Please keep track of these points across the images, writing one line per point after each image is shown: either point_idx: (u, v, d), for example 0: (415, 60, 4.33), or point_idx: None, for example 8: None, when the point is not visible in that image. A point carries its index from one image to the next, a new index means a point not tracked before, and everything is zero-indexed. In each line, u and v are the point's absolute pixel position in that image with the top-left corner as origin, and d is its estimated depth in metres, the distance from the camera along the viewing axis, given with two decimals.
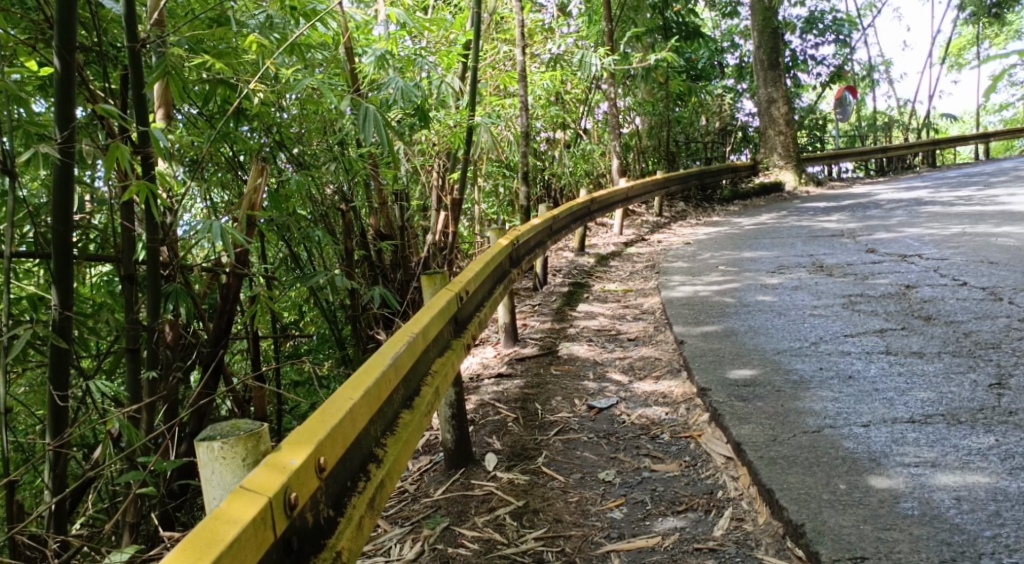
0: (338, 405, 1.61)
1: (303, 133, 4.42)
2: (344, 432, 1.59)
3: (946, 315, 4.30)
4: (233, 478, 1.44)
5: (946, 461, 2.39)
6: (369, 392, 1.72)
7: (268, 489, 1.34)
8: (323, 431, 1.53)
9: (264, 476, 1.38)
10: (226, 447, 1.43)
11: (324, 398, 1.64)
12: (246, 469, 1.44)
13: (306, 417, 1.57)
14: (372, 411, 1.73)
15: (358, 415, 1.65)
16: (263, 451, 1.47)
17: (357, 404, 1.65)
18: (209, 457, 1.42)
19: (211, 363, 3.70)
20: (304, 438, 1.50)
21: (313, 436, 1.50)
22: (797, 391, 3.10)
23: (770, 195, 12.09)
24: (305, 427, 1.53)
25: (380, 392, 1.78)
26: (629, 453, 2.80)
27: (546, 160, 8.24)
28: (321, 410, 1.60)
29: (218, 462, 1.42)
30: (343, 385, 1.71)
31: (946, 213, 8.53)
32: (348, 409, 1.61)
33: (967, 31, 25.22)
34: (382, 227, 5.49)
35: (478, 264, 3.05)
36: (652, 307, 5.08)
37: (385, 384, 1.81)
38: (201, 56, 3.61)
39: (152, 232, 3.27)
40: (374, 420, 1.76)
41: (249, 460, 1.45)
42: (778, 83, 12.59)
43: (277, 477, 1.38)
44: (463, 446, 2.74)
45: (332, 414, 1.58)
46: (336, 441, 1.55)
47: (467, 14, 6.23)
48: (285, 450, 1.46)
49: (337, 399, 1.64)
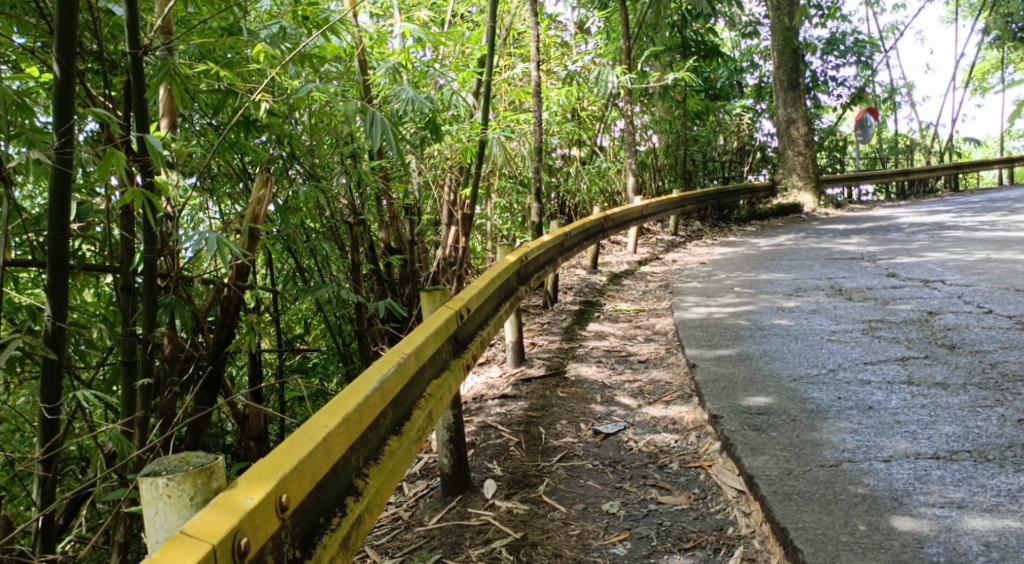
0: (310, 433, 1.50)
1: (314, 145, 4.32)
2: (315, 464, 1.47)
3: (971, 344, 4.14)
4: (178, 518, 1.32)
5: (974, 503, 2.24)
6: (348, 419, 1.60)
7: (214, 535, 1.22)
8: (289, 465, 1.41)
9: (211, 518, 1.26)
10: (171, 484, 1.32)
11: (296, 425, 1.53)
12: (192, 509, 1.33)
13: (273, 447, 1.46)
14: (351, 439, 1.61)
15: (333, 445, 1.54)
16: (214, 489, 1.36)
17: (332, 433, 1.53)
18: (153, 495, 1.31)
19: (208, 380, 3.59)
20: (265, 473, 1.38)
21: (275, 471, 1.38)
22: (814, 421, 2.95)
23: (788, 217, 11.93)
24: (269, 459, 1.41)
25: (362, 419, 1.66)
26: (635, 483, 2.66)
27: (560, 176, 8.14)
28: (290, 439, 1.48)
29: (162, 500, 1.31)
30: (320, 411, 1.60)
31: (970, 238, 8.36)
32: (320, 439, 1.50)
33: (992, 55, 24.96)
34: (392, 241, 5.39)
35: (482, 281, 2.93)
36: (665, 328, 4.94)
37: (370, 408, 1.70)
38: (208, 63, 3.52)
39: (150, 240, 3.15)
40: (355, 448, 1.65)
41: (196, 499, 1.34)
42: (798, 104, 12.45)
43: (226, 519, 1.26)
44: (460, 471, 2.61)
45: (302, 444, 1.47)
46: (304, 476, 1.44)
47: (482, 29, 6.15)
48: (242, 486, 1.34)
49: (311, 428, 1.53)
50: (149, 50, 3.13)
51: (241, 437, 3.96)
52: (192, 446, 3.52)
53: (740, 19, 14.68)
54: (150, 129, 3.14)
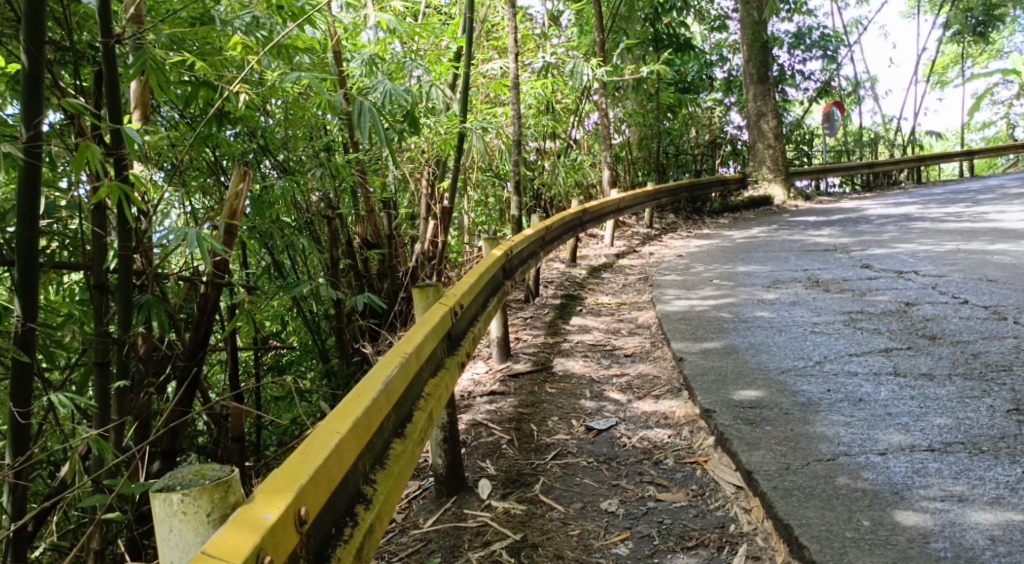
0: (322, 441, 1.45)
1: (289, 138, 4.20)
2: (329, 473, 1.43)
3: (951, 334, 4.16)
4: (194, 536, 1.29)
5: (975, 496, 2.23)
6: (357, 424, 1.55)
7: (237, 554, 1.18)
8: (305, 476, 1.36)
9: (233, 536, 1.21)
10: (187, 500, 1.28)
11: (306, 433, 1.48)
12: (210, 526, 1.30)
13: (286, 457, 1.41)
14: (362, 445, 1.57)
15: (345, 451, 1.49)
16: (232, 503, 1.33)
17: (344, 439, 1.48)
18: (168, 512, 1.28)
19: (187, 381, 3.48)
20: (281, 485, 1.33)
21: (293, 482, 1.34)
22: (806, 414, 2.94)
23: (759, 209, 12.00)
24: (283, 470, 1.37)
25: (370, 423, 1.61)
26: (631, 480, 2.62)
27: (536, 169, 8.07)
28: (303, 448, 1.43)
29: (178, 518, 1.27)
30: (328, 416, 1.55)
31: (938, 229, 8.47)
32: (333, 446, 1.45)
33: (951, 49, 25.36)
34: (369, 235, 5.30)
35: (471, 277, 2.88)
36: (648, 321, 4.91)
37: (376, 412, 1.65)
38: (182, 54, 3.38)
39: (125, 238, 3.04)
40: (364, 454, 1.59)
41: (213, 515, 1.30)
42: (767, 97, 12.52)
43: (248, 536, 1.21)
44: (455, 471, 2.55)
45: (315, 453, 1.42)
46: (320, 485, 1.39)
47: (458, 20, 6.05)
48: (260, 501, 1.30)
49: (322, 434, 1.48)
50: (121, 40, 3.01)
51: (219, 439, 3.85)
52: (171, 449, 3.41)
53: (709, 13, 14.71)
54: (124, 120, 3.03)
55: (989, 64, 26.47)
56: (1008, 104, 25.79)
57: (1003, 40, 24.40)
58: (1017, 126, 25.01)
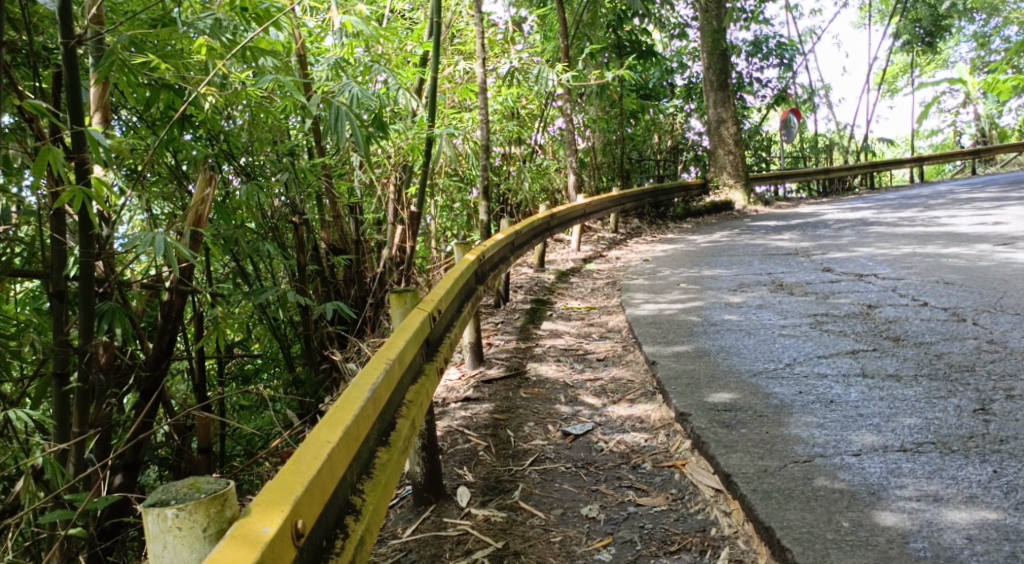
0: (315, 450, 1.43)
1: (253, 143, 4.11)
2: (322, 485, 1.40)
3: (915, 335, 4.24)
4: (190, 552, 1.24)
5: (949, 495, 2.27)
6: (348, 433, 1.53)
7: None
8: (300, 487, 1.34)
9: (233, 551, 1.18)
10: (182, 515, 1.24)
11: (297, 443, 1.45)
12: (206, 542, 1.25)
13: (279, 467, 1.39)
14: (352, 453, 1.55)
15: (336, 461, 1.46)
16: (228, 518, 1.29)
17: (336, 450, 1.46)
18: (162, 528, 1.23)
19: (149, 393, 3.38)
20: (277, 498, 1.31)
21: (288, 495, 1.31)
22: (780, 416, 2.96)
23: (720, 214, 12.13)
24: (278, 482, 1.34)
25: (359, 432, 1.59)
26: (610, 485, 2.61)
27: (501, 174, 8.05)
28: (296, 458, 1.41)
29: (172, 533, 1.23)
30: (318, 425, 1.52)
31: (893, 233, 8.65)
32: (325, 457, 1.43)
33: (901, 59, 25.97)
34: (336, 241, 5.23)
35: (446, 281, 2.86)
36: (618, 326, 4.92)
37: (364, 421, 1.62)
38: (146, 56, 3.29)
39: (86, 244, 2.94)
40: (352, 463, 1.57)
41: (209, 530, 1.26)
42: (727, 104, 12.68)
43: (249, 551, 1.19)
44: (434, 479, 2.52)
45: (308, 463, 1.39)
46: (314, 497, 1.37)
47: (423, 25, 6.01)
48: (256, 514, 1.27)
49: (313, 443, 1.45)
50: (83, 40, 2.93)
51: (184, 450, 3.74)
52: (134, 462, 3.32)
53: (669, 21, 14.86)
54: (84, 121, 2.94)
55: (937, 73, 27.17)
56: (955, 111, 26.48)
57: (950, 50, 25.06)
58: (964, 133, 25.70)
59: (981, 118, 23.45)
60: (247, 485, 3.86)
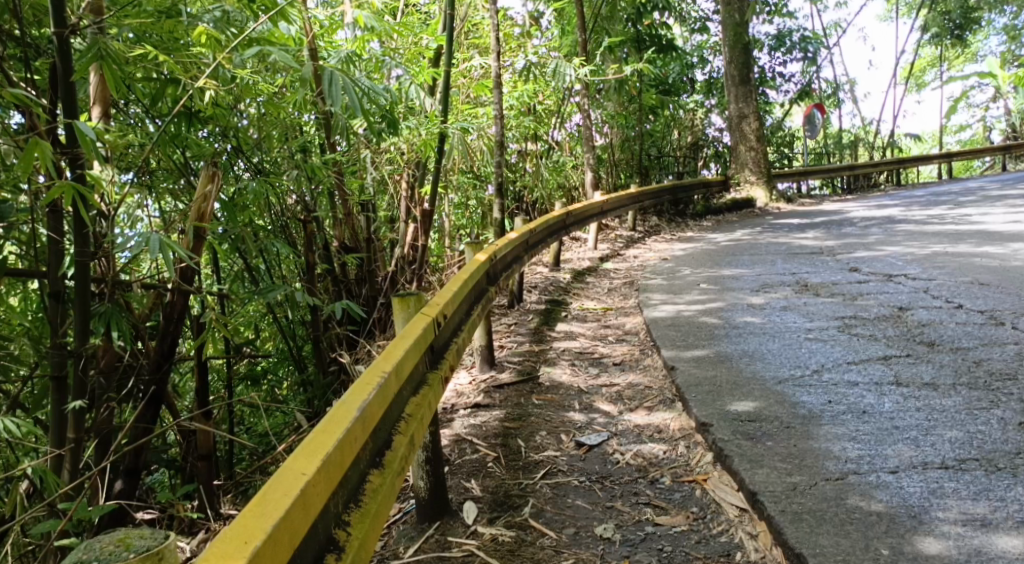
0: (284, 488, 1.30)
1: (263, 138, 3.94)
2: (291, 527, 1.27)
3: (950, 340, 4.03)
4: None
5: (998, 519, 2.09)
6: (327, 464, 1.40)
7: None
8: (261, 534, 1.21)
9: None
10: None
11: (266, 479, 1.33)
12: None
13: (240, 510, 1.27)
14: (333, 483, 1.42)
15: (312, 498, 1.33)
16: None
17: (310, 485, 1.33)
18: None
19: (149, 398, 3.21)
20: (233, 548, 1.19)
21: (246, 544, 1.19)
22: (809, 427, 2.79)
23: (742, 211, 11.89)
24: (237, 529, 1.22)
25: (342, 460, 1.45)
26: (626, 501, 2.44)
27: (517, 171, 7.87)
28: (262, 497, 1.29)
29: None
30: (294, 454, 1.40)
31: (922, 231, 8.39)
32: (296, 495, 1.30)
33: (927, 53, 25.48)
34: (347, 239, 5.05)
35: (454, 284, 2.69)
36: (636, 327, 4.75)
37: (350, 446, 1.49)
38: (146, 48, 3.10)
39: (81, 243, 2.78)
40: (334, 495, 1.43)
41: None
42: (749, 99, 12.42)
43: None
44: (438, 494, 2.37)
45: (275, 504, 1.27)
46: (281, 542, 1.24)
47: (437, 17, 5.83)
48: None
49: (284, 478, 1.33)
50: (75, 28, 2.75)
51: (185, 457, 3.56)
52: (133, 470, 3.17)
53: (689, 15, 14.59)
54: (81, 117, 2.80)
55: (964, 68, 26.65)
56: (983, 106, 25.94)
57: (978, 44, 24.56)
58: (993, 128, 25.17)
59: (1010, 114, 22.95)
60: (250, 492, 3.73)
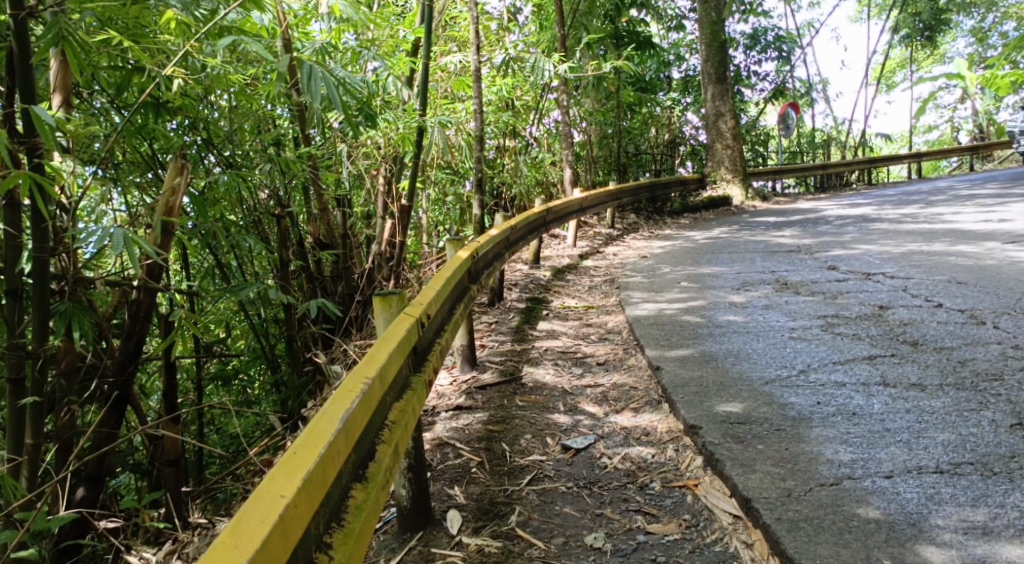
0: (260, 515, 1.21)
1: (235, 130, 3.80)
2: (268, 558, 1.18)
3: (934, 340, 4.00)
4: None
5: (999, 527, 2.05)
6: (308, 484, 1.30)
7: None
8: None
9: None
10: None
11: (241, 505, 1.24)
12: None
13: (213, 541, 1.18)
14: (314, 505, 1.33)
15: (291, 523, 1.24)
16: None
17: (289, 509, 1.24)
18: None
19: (112, 401, 3.07)
20: None
21: None
22: (800, 430, 2.72)
23: (718, 209, 11.89)
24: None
25: (324, 479, 1.36)
26: (616, 508, 2.36)
27: (496, 167, 7.78)
28: (236, 525, 1.20)
29: None
30: (271, 475, 1.30)
31: (897, 230, 8.42)
32: (275, 521, 1.20)
33: (897, 54, 25.76)
34: (323, 235, 4.84)
35: (437, 282, 2.60)
36: (618, 326, 4.68)
37: (332, 463, 1.39)
38: (112, 33, 2.95)
39: (39, 237, 2.65)
40: (315, 517, 1.34)
41: None
42: (725, 97, 12.43)
43: None
44: (421, 503, 2.27)
45: (251, 533, 1.18)
46: None
47: (414, 9, 5.71)
48: None
49: (260, 503, 1.24)
50: (31, 6, 2.60)
51: (152, 461, 3.42)
52: (96, 476, 3.03)
53: (665, 13, 14.58)
54: (39, 105, 2.67)
55: (933, 69, 26.97)
56: (952, 107, 26.26)
57: (947, 45, 24.88)
58: (961, 129, 25.50)
59: (978, 114, 23.24)
60: (222, 496, 3.60)
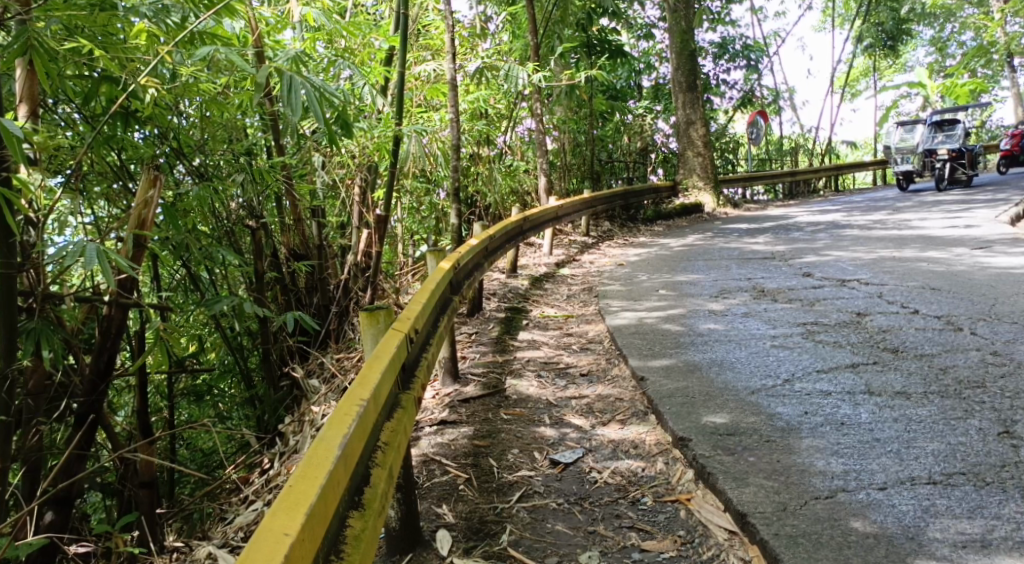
0: (266, 552, 1.14)
1: (206, 139, 3.70)
2: None
3: (914, 347, 4.01)
4: None
5: (997, 540, 2.03)
6: (311, 519, 1.24)
7: None
8: None
9: None
10: None
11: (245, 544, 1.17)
12: None
13: None
14: (317, 540, 1.27)
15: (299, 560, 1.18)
16: None
17: (296, 545, 1.18)
18: None
19: (83, 424, 2.98)
20: None
21: None
22: (790, 441, 2.70)
23: (691, 216, 11.95)
24: None
25: (324, 511, 1.30)
26: (609, 525, 2.31)
27: (470, 175, 7.72)
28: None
29: None
30: (272, 510, 1.24)
31: (868, 236, 8.49)
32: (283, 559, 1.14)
33: (860, 62, 26.16)
34: (296, 245, 4.72)
35: (422, 296, 2.54)
36: (599, 335, 4.64)
37: (331, 495, 1.34)
38: (82, 41, 2.84)
39: (5, 253, 2.51)
40: (318, 552, 1.28)
41: None
42: (695, 105, 12.50)
43: None
44: (409, 524, 2.21)
45: None
46: None
47: (387, 17, 5.64)
48: None
49: (264, 541, 1.17)
50: None
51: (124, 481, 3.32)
52: (65, 499, 2.93)
53: (635, 22, 14.64)
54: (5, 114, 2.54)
55: (895, 78, 27.43)
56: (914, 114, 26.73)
57: (908, 54, 25.34)
58: None
59: None
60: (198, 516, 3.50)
